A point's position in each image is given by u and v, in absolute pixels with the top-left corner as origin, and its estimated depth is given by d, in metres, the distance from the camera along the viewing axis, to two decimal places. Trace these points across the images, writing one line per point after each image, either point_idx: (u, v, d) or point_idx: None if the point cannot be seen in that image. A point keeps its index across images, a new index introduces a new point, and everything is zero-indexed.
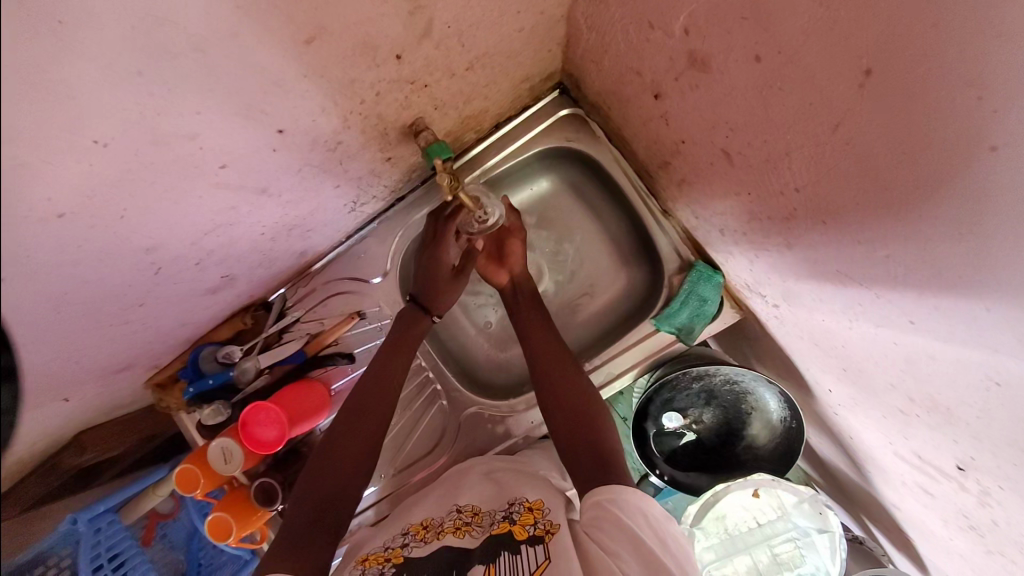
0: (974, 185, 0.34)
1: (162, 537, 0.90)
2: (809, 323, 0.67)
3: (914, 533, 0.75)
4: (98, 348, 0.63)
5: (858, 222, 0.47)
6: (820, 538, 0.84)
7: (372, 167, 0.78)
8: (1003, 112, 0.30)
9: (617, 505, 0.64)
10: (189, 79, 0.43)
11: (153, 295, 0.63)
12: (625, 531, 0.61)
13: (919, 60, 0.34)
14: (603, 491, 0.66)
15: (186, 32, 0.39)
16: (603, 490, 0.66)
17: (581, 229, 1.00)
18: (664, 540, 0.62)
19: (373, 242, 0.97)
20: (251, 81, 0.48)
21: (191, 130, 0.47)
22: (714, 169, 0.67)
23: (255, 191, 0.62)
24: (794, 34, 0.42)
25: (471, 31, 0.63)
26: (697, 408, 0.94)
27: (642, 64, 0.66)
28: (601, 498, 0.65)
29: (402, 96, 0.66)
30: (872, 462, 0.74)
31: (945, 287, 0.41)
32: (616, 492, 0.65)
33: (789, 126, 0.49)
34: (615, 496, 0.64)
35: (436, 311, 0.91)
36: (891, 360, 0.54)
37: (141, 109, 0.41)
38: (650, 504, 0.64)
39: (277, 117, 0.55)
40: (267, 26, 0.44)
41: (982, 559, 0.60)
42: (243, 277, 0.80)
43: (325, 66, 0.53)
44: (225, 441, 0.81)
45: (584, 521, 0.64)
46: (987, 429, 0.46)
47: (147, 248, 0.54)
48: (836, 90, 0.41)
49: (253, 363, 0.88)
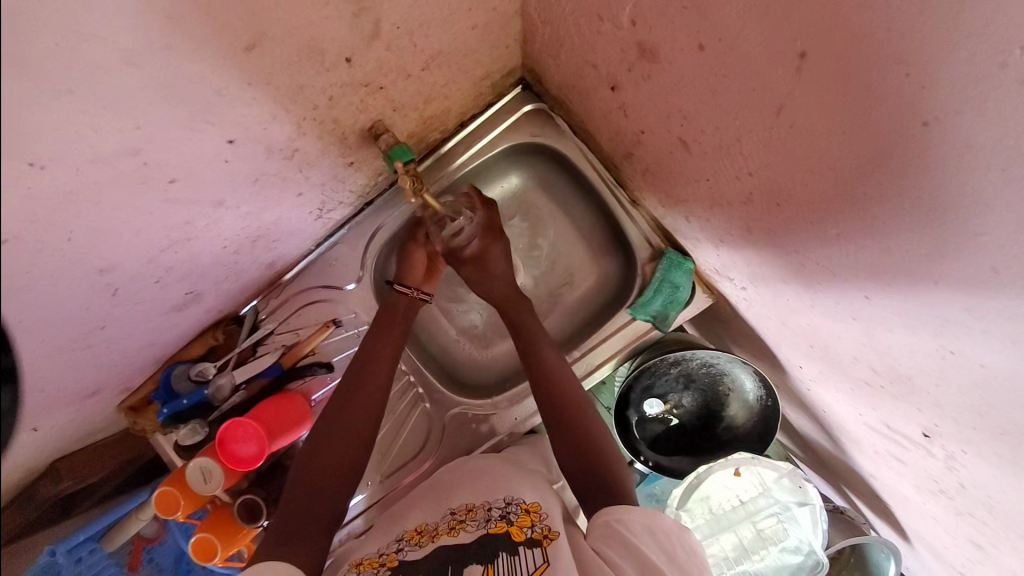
0: (910, 163, 0.35)
1: (148, 561, 0.88)
2: (775, 304, 0.69)
3: (891, 500, 0.77)
4: (58, 377, 0.62)
5: (809, 202, 0.48)
6: (800, 511, 0.86)
7: (334, 172, 0.77)
8: (931, 87, 0.31)
9: (624, 525, 0.63)
10: (125, 93, 0.41)
11: (113, 316, 0.61)
12: (629, 546, 0.61)
13: (848, 42, 0.34)
14: (612, 510, 0.66)
15: (115, 46, 0.38)
16: (609, 511, 0.65)
17: (553, 222, 1.00)
18: (673, 555, 0.61)
19: (344, 249, 0.96)
20: (193, 92, 0.47)
21: (132, 146, 0.46)
22: (673, 157, 0.68)
23: (211, 204, 0.61)
24: (732, 21, 0.43)
25: (421, 30, 0.62)
26: (676, 392, 0.95)
27: (596, 56, 0.66)
28: (608, 517, 0.65)
29: (357, 99, 0.65)
30: (845, 433, 0.76)
31: (895, 261, 0.42)
32: (624, 512, 0.65)
33: (737, 112, 0.50)
34: (622, 515, 0.64)
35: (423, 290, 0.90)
36: (853, 336, 0.55)
37: (77, 128, 0.40)
38: (657, 519, 0.64)
39: (226, 127, 0.54)
40: (202, 35, 0.43)
41: (954, 521, 0.62)
42: (209, 292, 0.79)
43: (269, 73, 0.52)
44: (203, 460, 0.80)
45: (591, 537, 0.64)
46: (947, 396, 0.47)
47: (101, 269, 0.53)
48: (776, 75, 0.42)
49: (227, 379, 0.87)
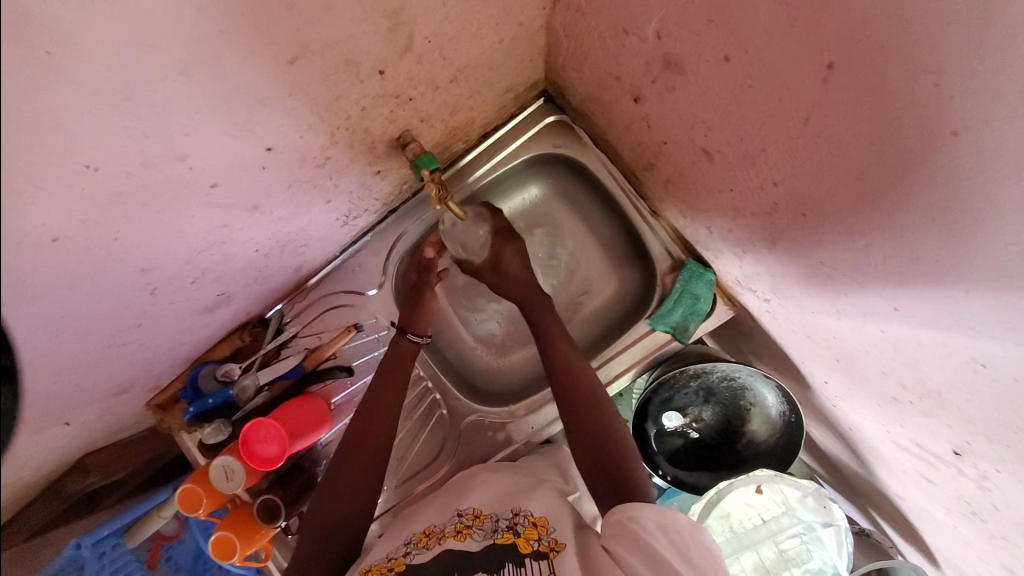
0: (937, 171, 0.35)
1: (167, 559, 0.89)
2: (799, 316, 0.68)
3: (920, 522, 0.75)
4: (97, 371, 0.64)
5: (836, 212, 0.48)
6: (825, 532, 0.83)
7: (362, 181, 0.79)
8: (959, 98, 0.31)
9: (636, 521, 0.63)
10: (175, 100, 0.44)
11: (150, 315, 0.64)
12: (641, 544, 0.61)
13: (876, 53, 0.35)
14: (626, 508, 0.65)
15: (168, 57, 0.40)
16: (623, 508, 0.65)
17: (573, 233, 1.01)
18: (684, 552, 0.60)
19: (367, 255, 0.98)
20: (236, 101, 0.49)
21: (179, 151, 0.48)
22: (696, 167, 0.68)
23: (246, 209, 0.63)
24: (759, 33, 0.43)
25: (452, 44, 0.64)
26: (696, 406, 0.94)
27: (620, 69, 0.67)
28: (621, 514, 0.65)
29: (388, 110, 0.68)
30: (873, 452, 0.74)
31: (923, 271, 0.42)
32: (638, 509, 0.64)
33: (762, 123, 0.50)
34: (635, 513, 0.64)
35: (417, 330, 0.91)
36: (881, 349, 0.54)
37: (131, 133, 0.42)
38: (671, 518, 0.63)
39: (264, 136, 0.56)
40: (248, 48, 0.45)
41: (987, 545, 0.60)
42: (239, 294, 0.81)
43: (308, 84, 0.54)
44: (225, 459, 0.81)
45: (603, 535, 0.64)
46: (978, 412, 0.46)
47: (143, 268, 0.55)
48: (803, 86, 0.42)
49: (251, 381, 0.89)
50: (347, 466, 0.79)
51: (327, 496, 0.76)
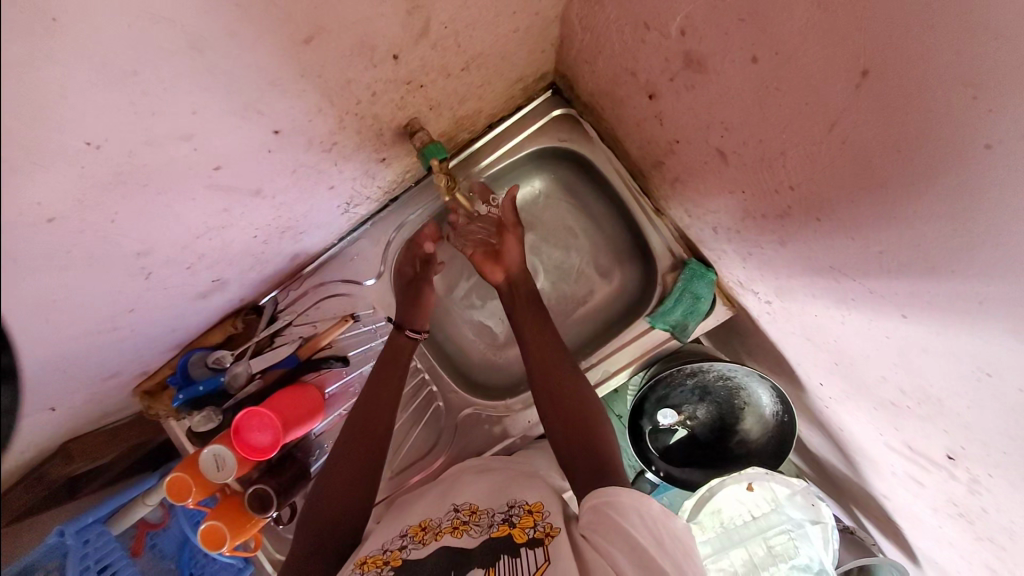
0: (967, 181, 0.36)
1: (151, 547, 0.85)
2: (800, 318, 0.69)
3: (904, 523, 0.76)
4: (89, 357, 0.62)
5: (850, 218, 0.49)
6: (814, 529, 0.85)
7: (366, 168, 0.78)
8: (998, 112, 0.31)
9: (613, 507, 0.63)
10: (185, 76, 0.42)
11: (143, 300, 0.62)
12: (620, 531, 0.60)
13: (913, 62, 0.35)
14: (600, 494, 0.65)
15: (182, 31, 0.39)
16: (599, 493, 0.65)
17: (574, 227, 1.01)
18: (659, 539, 0.60)
19: (365, 244, 0.96)
20: (248, 80, 0.47)
21: (186, 131, 0.46)
22: (708, 167, 0.68)
23: (249, 192, 0.61)
24: (792, 36, 0.43)
25: (467, 31, 0.63)
26: (691, 404, 0.95)
27: (637, 64, 0.67)
28: (598, 500, 0.65)
29: (399, 96, 0.66)
30: (861, 453, 0.76)
31: (938, 281, 0.42)
32: (613, 494, 0.64)
33: (785, 126, 0.50)
34: (612, 498, 0.64)
35: (408, 326, 0.89)
36: (885, 355, 0.55)
37: (136, 109, 0.40)
38: (646, 503, 0.63)
39: (273, 118, 0.54)
40: (263, 24, 0.44)
41: (971, 546, 0.62)
42: (235, 280, 0.79)
43: (321, 67, 0.52)
44: (216, 448, 0.77)
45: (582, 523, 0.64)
46: (977, 419, 0.47)
47: (139, 251, 0.53)
48: (833, 90, 0.42)
49: (243, 368, 0.87)
50: (344, 459, 0.78)
51: (325, 486, 0.76)
